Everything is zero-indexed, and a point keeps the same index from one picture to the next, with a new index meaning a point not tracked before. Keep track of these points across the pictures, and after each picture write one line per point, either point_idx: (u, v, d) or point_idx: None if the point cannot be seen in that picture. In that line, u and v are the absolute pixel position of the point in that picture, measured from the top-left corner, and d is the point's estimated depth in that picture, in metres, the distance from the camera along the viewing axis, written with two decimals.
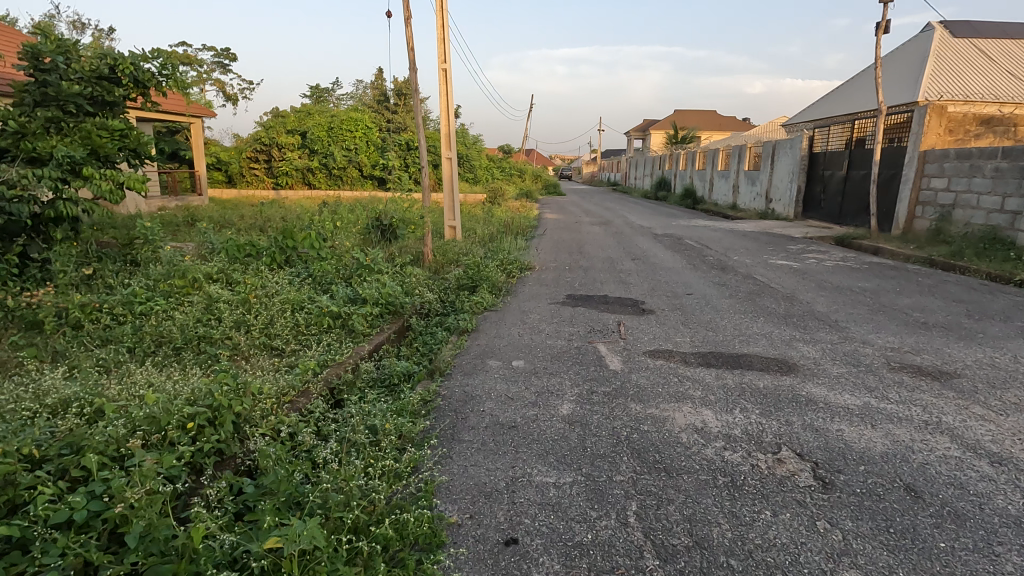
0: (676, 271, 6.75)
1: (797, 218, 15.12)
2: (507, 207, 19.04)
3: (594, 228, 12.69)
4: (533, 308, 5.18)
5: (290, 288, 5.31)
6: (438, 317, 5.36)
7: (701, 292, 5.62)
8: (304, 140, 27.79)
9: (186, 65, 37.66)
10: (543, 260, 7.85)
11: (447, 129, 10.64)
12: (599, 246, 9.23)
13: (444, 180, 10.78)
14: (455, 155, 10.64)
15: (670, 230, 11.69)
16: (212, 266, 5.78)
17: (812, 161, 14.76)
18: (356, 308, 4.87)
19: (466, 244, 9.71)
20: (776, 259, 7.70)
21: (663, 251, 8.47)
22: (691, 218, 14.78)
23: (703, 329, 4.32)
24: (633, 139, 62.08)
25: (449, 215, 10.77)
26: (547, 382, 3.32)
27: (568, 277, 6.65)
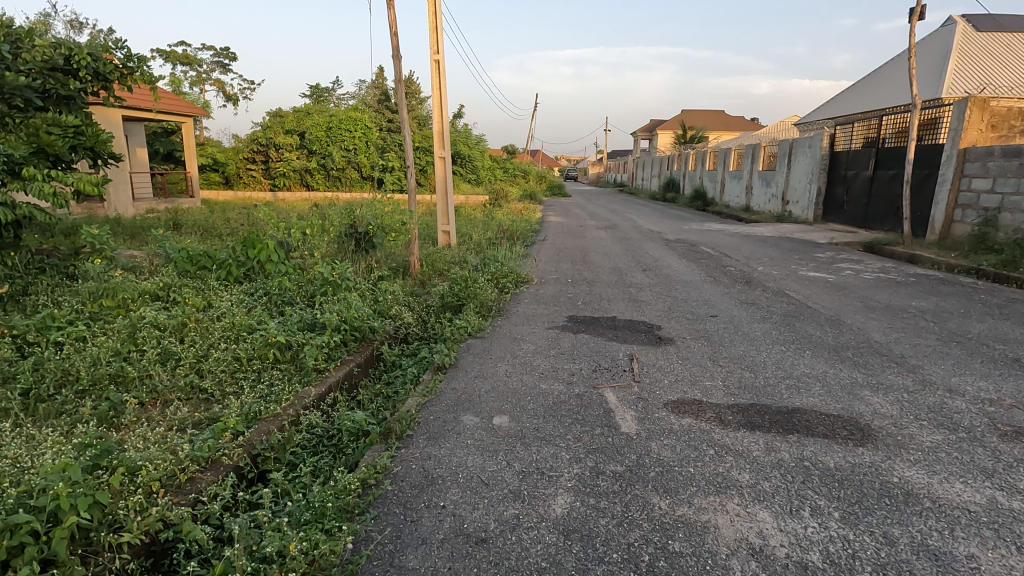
0: (695, 285, 5.88)
1: (817, 221, 14.20)
2: (510, 209, 18.17)
3: (600, 232, 11.82)
4: (527, 335, 4.32)
5: (239, 309, 4.49)
6: (416, 345, 4.53)
7: (726, 313, 4.75)
8: (303, 140, 27.05)
9: (185, 65, 37.06)
10: (542, 271, 6.99)
11: (440, 126, 9.81)
12: (606, 254, 8.34)
13: (437, 182, 9.95)
14: (449, 154, 9.81)
15: (683, 236, 10.77)
16: (156, 283, 4.98)
17: (834, 161, 13.81)
18: (311, 336, 4.03)
19: (459, 251, 8.87)
20: (807, 271, 6.80)
21: (677, 260, 7.59)
22: (704, 222, 13.85)
23: (735, 368, 3.45)
24: (640, 140, 61.20)
25: (443, 219, 9.98)
26: (538, 455, 2.45)
27: (570, 293, 5.78)
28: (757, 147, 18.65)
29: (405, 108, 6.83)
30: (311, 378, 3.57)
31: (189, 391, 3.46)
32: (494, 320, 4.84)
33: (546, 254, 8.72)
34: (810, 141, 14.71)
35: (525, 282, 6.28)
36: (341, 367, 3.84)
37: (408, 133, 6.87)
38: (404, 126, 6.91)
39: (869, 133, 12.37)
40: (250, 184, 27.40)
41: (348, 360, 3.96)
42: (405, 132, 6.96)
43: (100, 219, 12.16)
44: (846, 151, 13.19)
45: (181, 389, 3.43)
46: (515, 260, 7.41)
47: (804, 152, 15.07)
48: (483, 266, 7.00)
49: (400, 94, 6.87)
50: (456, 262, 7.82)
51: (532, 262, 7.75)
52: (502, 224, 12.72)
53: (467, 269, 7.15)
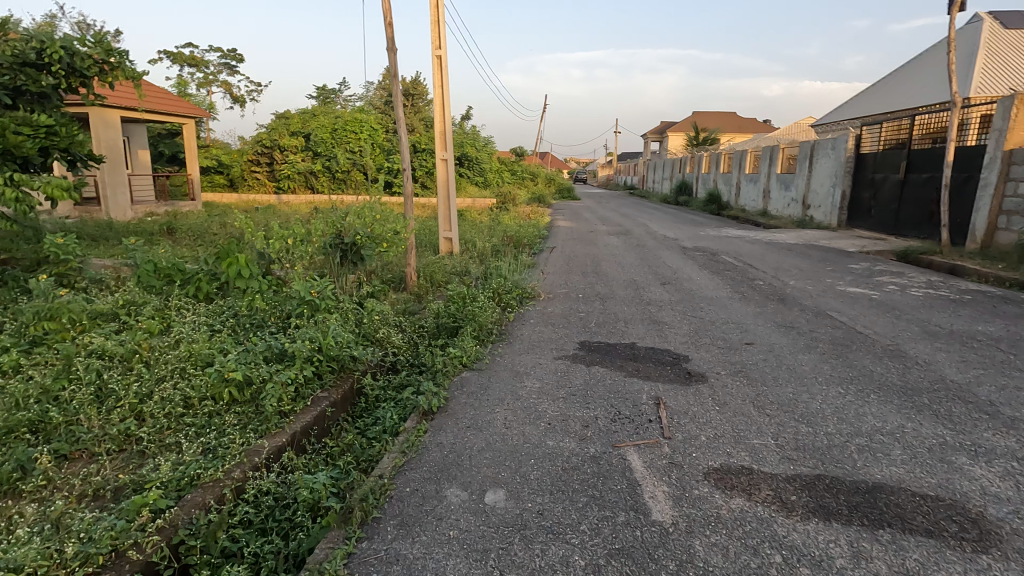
0: (722, 303, 5.24)
1: (841, 226, 13.47)
2: (517, 213, 17.56)
3: (612, 239, 11.16)
4: (531, 367, 3.69)
5: (200, 334, 3.89)
6: (402, 377, 3.94)
7: (763, 340, 4.10)
8: (308, 142, 26.63)
9: (192, 66, 36.81)
10: (551, 284, 6.38)
11: (443, 126, 9.21)
12: (619, 265, 7.69)
13: (439, 185, 9.34)
14: (451, 156, 9.22)
15: (701, 243, 10.08)
16: (114, 302, 4.42)
17: (860, 164, 13.05)
18: (278, 369, 3.43)
19: (461, 260, 8.28)
20: (845, 286, 6.11)
21: (698, 272, 6.95)
22: (721, 228, 13.15)
23: (787, 418, 2.80)
24: (650, 143, 60.44)
25: (444, 224, 9.41)
26: (543, 562, 1.82)
27: (581, 312, 5.14)
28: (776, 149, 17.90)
29: (401, 105, 6.21)
30: (270, 425, 2.97)
31: (123, 441, 2.88)
32: (493, 347, 4.21)
33: (555, 263, 8.10)
34: (833, 143, 13.95)
35: (531, 299, 5.63)
36: (308, 410, 3.24)
37: (405, 135, 6.26)
38: (400, 126, 6.29)
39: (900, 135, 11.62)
40: (254, 187, 26.95)
41: (320, 399, 3.37)
42: (400, 131, 6.33)
43: (91, 226, 11.67)
44: (874, 154, 12.43)
45: (113, 440, 2.85)
46: (521, 272, 6.75)
47: (827, 155, 14.31)
48: (485, 279, 6.38)
49: (396, 91, 6.23)
50: (457, 274, 7.20)
51: (539, 274, 7.12)
52: (508, 230, 12.12)
53: (468, 282, 6.53)
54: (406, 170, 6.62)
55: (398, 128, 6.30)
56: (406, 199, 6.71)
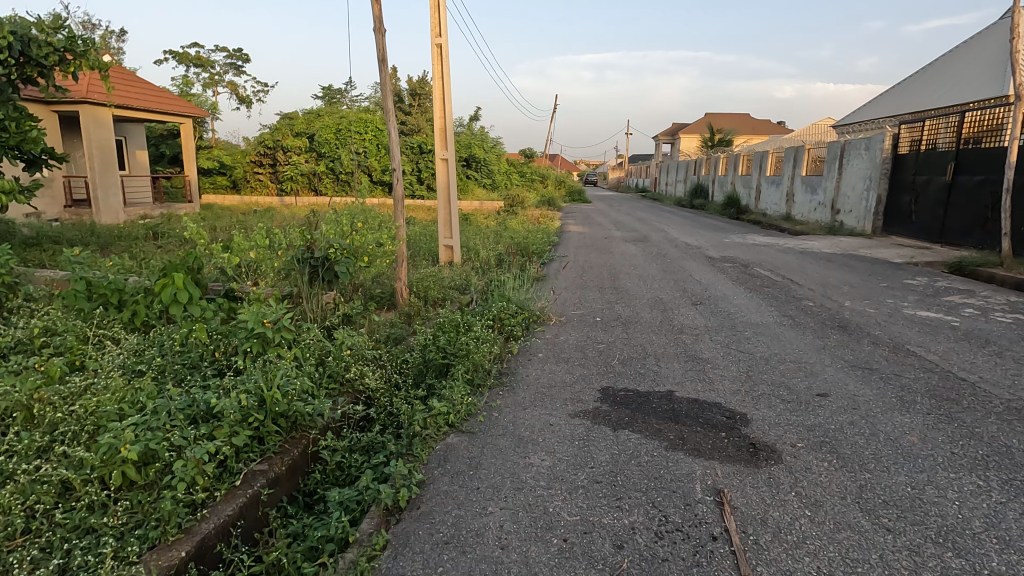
0: (773, 333, 4.32)
1: (876, 233, 12.46)
2: (526, 217, 16.67)
3: (629, 247, 10.23)
4: (538, 431, 2.77)
5: (115, 380, 3.03)
6: (371, 437, 3.08)
7: (839, 391, 3.16)
8: (312, 142, 25.96)
9: (197, 66, 36.42)
10: (563, 303, 5.49)
11: (443, 123, 8.35)
12: (641, 279, 6.77)
13: (438, 188, 8.46)
14: (452, 156, 8.34)
15: (729, 253, 9.12)
16: (26, 334, 3.59)
17: (899, 166, 12.01)
18: (199, 433, 2.56)
19: (462, 273, 7.42)
20: (913, 308, 5.14)
21: (732, 289, 6.02)
22: (746, 234, 12.16)
23: (922, 542, 1.87)
24: (662, 145, 59.38)
25: (444, 230, 8.54)
26: None
27: (601, 343, 4.21)
28: (801, 150, 16.86)
29: (391, 96, 5.30)
30: (167, 530, 2.13)
31: None
32: (490, 395, 3.32)
33: (566, 277, 7.20)
34: (867, 143, 12.91)
35: (540, 326, 4.72)
36: (233, 496, 2.39)
37: (396, 132, 5.35)
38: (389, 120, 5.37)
39: (949, 134, 10.57)
40: (256, 189, 26.29)
41: (252, 477, 2.52)
42: (390, 126, 5.43)
43: (71, 231, 10.93)
44: (915, 155, 11.39)
45: None
46: (530, 290, 5.82)
47: (859, 156, 13.27)
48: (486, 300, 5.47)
49: (384, 81, 5.32)
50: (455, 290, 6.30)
51: (549, 290, 6.21)
52: (515, 236, 11.25)
53: (467, 303, 5.62)
54: (397, 172, 5.71)
55: (387, 121, 5.40)
56: (398, 205, 5.80)
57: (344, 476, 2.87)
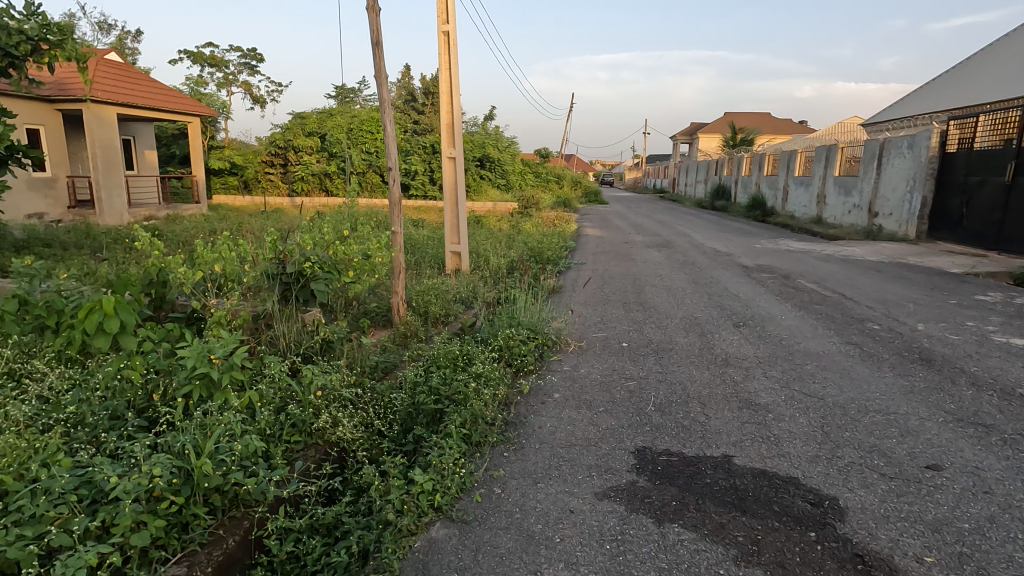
0: (841, 368, 3.55)
1: (921, 238, 11.53)
2: (542, 220, 15.96)
3: (652, 253, 9.45)
4: (554, 523, 2.05)
5: (13, 433, 2.37)
6: (336, 515, 2.38)
7: (956, 461, 2.39)
8: (323, 142, 25.54)
9: (212, 66, 36.45)
10: (583, 323, 4.77)
11: (450, 118, 7.66)
12: (670, 292, 6.02)
13: (444, 189, 7.76)
14: (460, 154, 7.63)
15: (764, 261, 8.29)
16: None
17: (947, 166, 11.06)
18: (89, 524, 1.86)
19: (469, 283, 6.73)
20: (1003, 334, 4.31)
21: (777, 306, 5.25)
22: (779, 239, 11.28)
23: None
24: (679, 145, 58.29)
25: (451, 235, 7.85)
26: None
27: (630, 379, 3.47)
28: (834, 149, 15.89)
29: (386, 81, 4.71)
30: None
31: None
32: (491, 457, 2.59)
33: (585, 288, 6.47)
34: (911, 141, 11.96)
35: (557, 355, 3.97)
36: None
37: (391, 123, 4.71)
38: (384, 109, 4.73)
39: (1009, 131, 9.63)
40: (267, 189, 25.92)
41: None
42: (385, 118, 4.76)
43: (66, 234, 10.46)
44: (967, 154, 10.44)
45: None
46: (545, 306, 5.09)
47: (901, 155, 12.31)
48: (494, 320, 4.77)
49: (378, 66, 4.80)
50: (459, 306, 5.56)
51: (566, 306, 5.49)
52: (530, 240, 10.53)
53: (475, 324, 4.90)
54: (394, 171, 5.02)
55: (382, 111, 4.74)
56: (393, 208, 5.09)
57: (296, 572, 2.15)
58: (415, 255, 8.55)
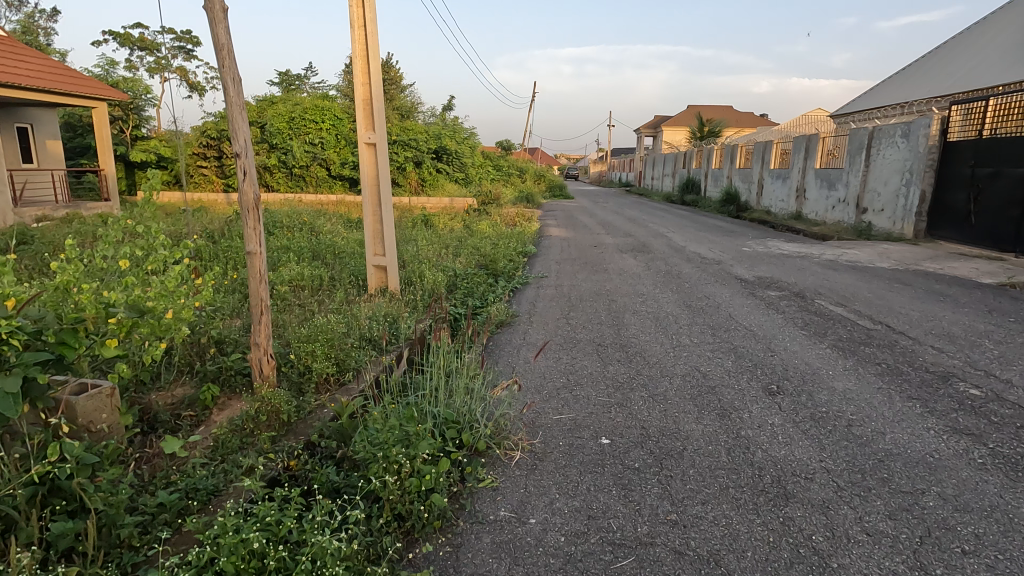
0: (990, 506, 2.01)
1: (920, 237, 10.43)
2: (501, 218, 14.29)
3: (627, 261, 7.92)
4: None
5: None
6: None
7: None
8: (263, 133, 23.01)
9: (143, 49, 33.45)
10: (539, 392, 3.16)
11: (367, 93, 5.84)
12: (660, 325, 4.45)
13: (363, 184, 5.96)
14: (382, 139, 5.84)
15: (762, 271, 6.84)
16: None
17: (949, 157, 9.94)
18: None
19: (393, 314, 5.04)
20: None
21: (812, 350, 3.75)
22: (767, 241, 9.91)
23: None
24: (643, 138, 57.57)
25: (373, 245, 6.08)
26: None
27: (618, 551, 1.83)
28: (814, 140, 14.74)
29: (220, 20, 3.02)
30: None
31: None
32: None
33: (546, 318, 4.85)
34: (905, 129, 10.79)
35: (492, 476, 2.29)
36: None
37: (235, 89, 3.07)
38: (226, 68, 3.12)
39: None
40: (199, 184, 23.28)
41: None
42: (227, 82, 3.11)
43: None
44: (975, 142, 9.34)
45: None
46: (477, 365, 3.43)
47: (893, 145, 11.13)
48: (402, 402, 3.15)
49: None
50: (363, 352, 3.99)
51: (517, 357, 3.82)
52: (483, 245, 8.85)
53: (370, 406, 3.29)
54: (245, 160, 3.23)
55: (221, 69, 3.11)
56: (242, 216, 3.26)
57: None
58: (333, 272, 6.74)
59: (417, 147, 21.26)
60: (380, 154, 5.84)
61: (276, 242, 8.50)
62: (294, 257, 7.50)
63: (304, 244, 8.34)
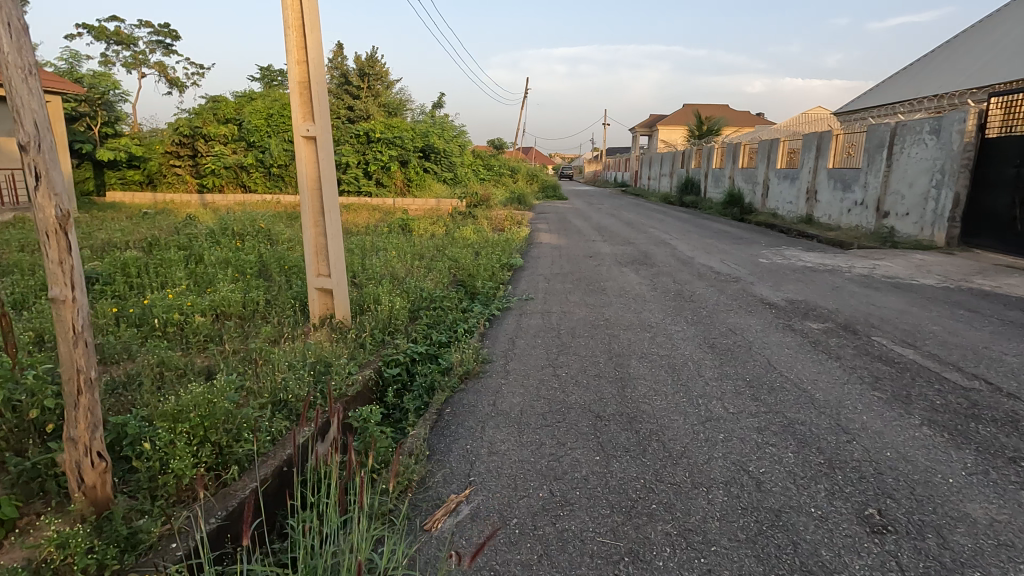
0: None
1: (953, 244, 9.39)
2: (489, 222, 13.10)
3: (628, 276, 6.77)
4: None
5: None
6: None
7: None
8: (240, 130, 21.76)
9: (119, 44, 31.96)
10: (507, 524, 2.00)
11: (303, 74, 4.63)
12: (678, 382, 3.30)
13: (301, 188, 4.77)
14: (325, 131, 4.64)
15: (791, 291, 5.72)
16: None
17: (988, 155, 8.91)
18: None
19: (329, 359, 3.87)
20: None
21: (900, 430, 2.62)
22: (784, 250, 8.78)
23: None
24: (639, 136, 56.46)
25: (316, 264, 4.90)
26: None
27: None
28: (826, 137, 13.64)
29: None
30: None
31: None
32: None
33: (527, 366, 3.68)
34: (935, 124, 9.70)
35: None
36: None
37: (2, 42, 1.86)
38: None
39: None
40: (172, 184, 21.94)
41: None
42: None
43: None
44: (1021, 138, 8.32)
45: None
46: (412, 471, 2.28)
47: (919, 142, 10.06)
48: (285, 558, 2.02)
49: None
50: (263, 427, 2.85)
51: (479, 441, 2.67)
52: (462, 257, 7.68)
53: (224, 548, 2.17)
54: (40, 154, 2.01)
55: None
56: (40, 245, 2.06)
57: None
58: (273, 294, 5.56)
59: (403, 145, 20.10)
60: (322, 150, 4.65)
61: (221, 254, 7.30)
62: (233, 274, 6.30)
63: (252, 256, 7.13)
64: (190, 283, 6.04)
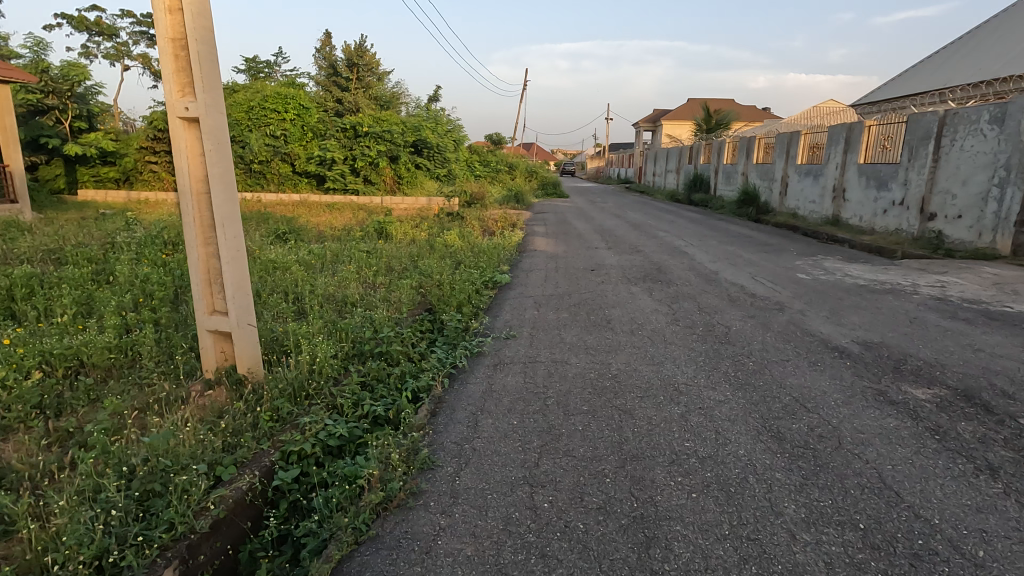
0: None
1: (1018, 252, 7.99)
2: (481, 225, 11.66)
3: (640, 299, 5.36)
4: None
5: None
6: None
7: None
8: None
9: (100, 34, 30.48)
10: None
11: (178, 28, 3.20)
12: (744, 536, 1.90)
13: (181, 193, 3.35)
14: (211, 109, 3.22)
15: (857, 325, 4.31)
16: None
17: None
18: None
19: (181, 458, 2.48)
20: None
21: None
22: (823, 261, 7.36)
23: None
24: (643, 131, 54.86)
25: (208, 297, 3.51)
26: None
27: None
28: (855, 128, 12.19)
29: None
30: None
31: None
32: None
33: (487, 482, 2.29)
34: (997, 112, 8.26)
35: None
36: None
37: None
38: None
39: None
40: (148, 181, 20.50)
41: None
42: None
43: None
44: None
45: None
46: None
47: (976, 133, 8.62)
48: None
49: None
50: None
51: None
52: (436, 273, 6.27)
53: None
54: None
55: None
56: None
57: None
58: (169, 331, 4.18)
59: (393, 140, 18.51)
60: (208, 137, 3.25)
61: (138, 270, 5.90)
62: (134, 301, 4.92)
63: (174, 274, 5.74)
64: (74, 315, 4.65)
